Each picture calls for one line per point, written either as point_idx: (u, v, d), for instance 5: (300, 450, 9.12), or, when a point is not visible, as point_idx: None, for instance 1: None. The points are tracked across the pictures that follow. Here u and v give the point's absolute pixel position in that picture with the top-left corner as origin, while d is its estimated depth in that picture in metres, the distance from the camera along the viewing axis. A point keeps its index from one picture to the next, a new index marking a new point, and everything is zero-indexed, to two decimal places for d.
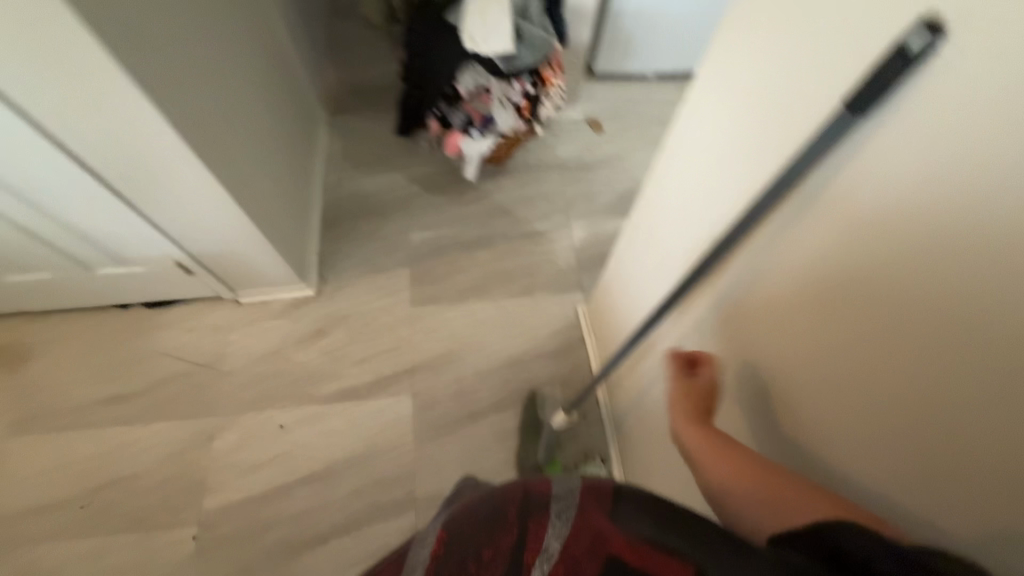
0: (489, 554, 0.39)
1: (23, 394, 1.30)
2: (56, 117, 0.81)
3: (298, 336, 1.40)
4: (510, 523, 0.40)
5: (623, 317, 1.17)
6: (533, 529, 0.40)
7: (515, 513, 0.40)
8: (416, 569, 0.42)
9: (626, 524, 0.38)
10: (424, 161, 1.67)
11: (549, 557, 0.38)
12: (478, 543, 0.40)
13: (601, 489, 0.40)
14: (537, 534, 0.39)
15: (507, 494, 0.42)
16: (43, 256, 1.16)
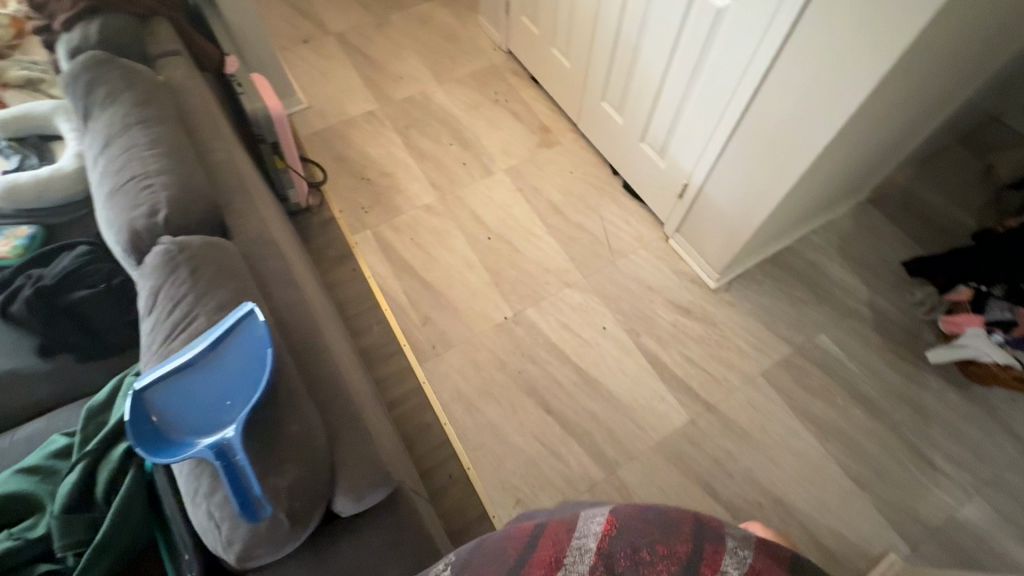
0: (668, 553, 0.44)
1: (530, 160, 1.78)
2: (804, 48, 0.97)
3: (673, 296, 1.53)
4: (688, 536, 0.45)
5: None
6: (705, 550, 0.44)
7: (692, 531, 0.46)
8: (584, 534, 0.49)
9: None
10: (899, 304, 1.52)
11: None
12: (653, 538, 0.45)
13: (776, 560, 0.45)
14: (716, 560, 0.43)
15: (682, 514, 0.48)
16: (637, 108, 1.49)
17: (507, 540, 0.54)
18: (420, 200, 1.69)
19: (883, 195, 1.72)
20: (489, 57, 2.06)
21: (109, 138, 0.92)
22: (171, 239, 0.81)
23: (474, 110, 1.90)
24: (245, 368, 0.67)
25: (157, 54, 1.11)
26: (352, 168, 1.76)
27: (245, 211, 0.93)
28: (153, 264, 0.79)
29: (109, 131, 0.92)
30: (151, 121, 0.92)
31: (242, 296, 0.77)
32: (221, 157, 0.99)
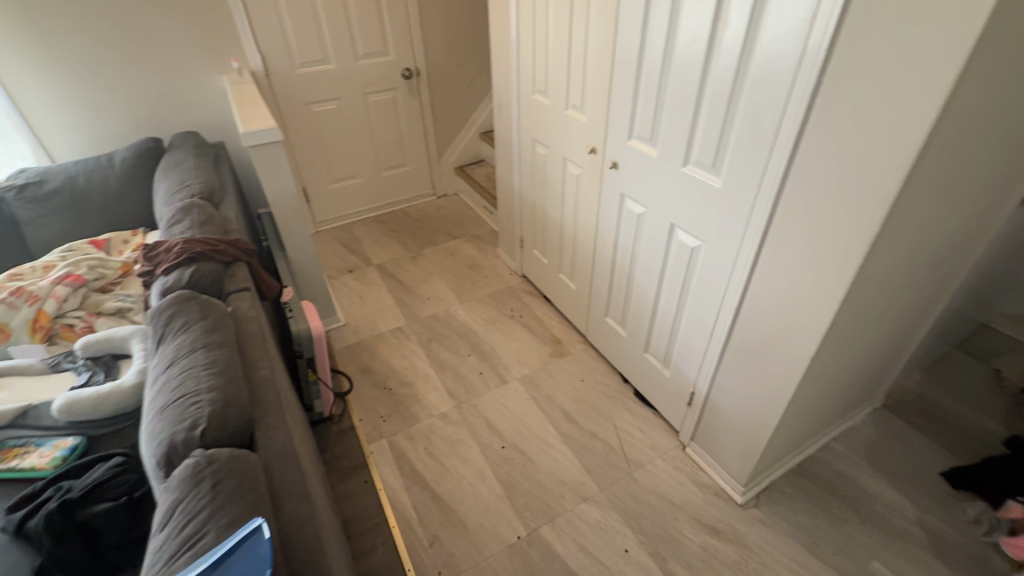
0: None
1: (543, 369, 1.90)
2: (769, 274, 1.14)
3: (698, 513, 1.43)
4: None
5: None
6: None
7: None
8: None
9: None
10: (952, 522, 1.38)
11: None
12: None
13: None
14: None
15: None
16: (638, 323, 1.65)
17: None
18: (438, 409, 1.76)
19: (897, 398, 1.73)
20: (506, 280, 2.37)
21: (174, 358, 1.07)
22: (203, 451, 0.88)
23: (492, 325, 2.11)
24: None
25: (231, 290, 1.36)
26: (378, 378, 1.89)
27: (276, 424, 1.02)
28: (179, 479, 0.83)
29: (176, 354, 1.08)
30: (213, 346, 1.08)
31: (254, 511, 0.80)
32: (262, 375, 1.12)
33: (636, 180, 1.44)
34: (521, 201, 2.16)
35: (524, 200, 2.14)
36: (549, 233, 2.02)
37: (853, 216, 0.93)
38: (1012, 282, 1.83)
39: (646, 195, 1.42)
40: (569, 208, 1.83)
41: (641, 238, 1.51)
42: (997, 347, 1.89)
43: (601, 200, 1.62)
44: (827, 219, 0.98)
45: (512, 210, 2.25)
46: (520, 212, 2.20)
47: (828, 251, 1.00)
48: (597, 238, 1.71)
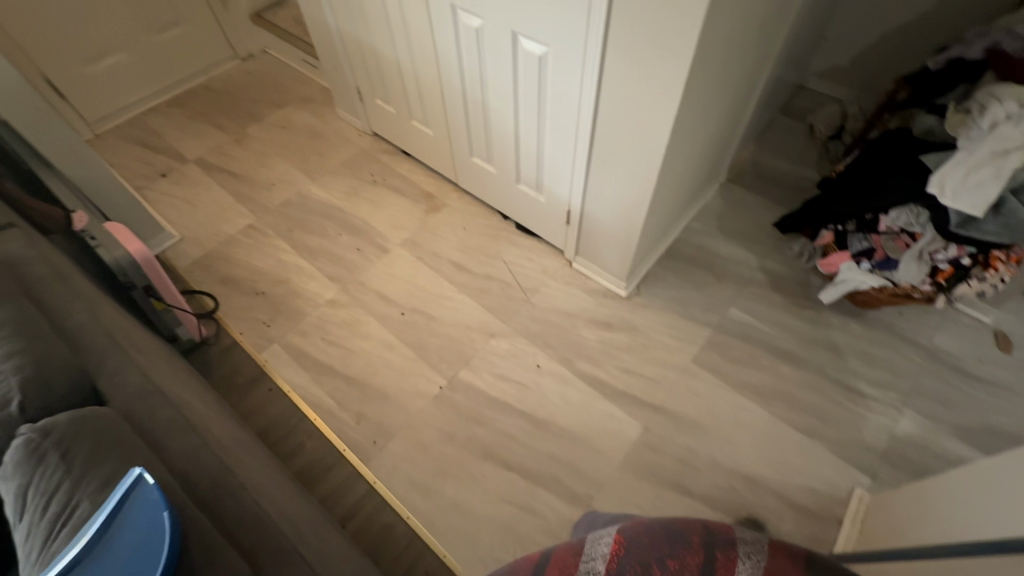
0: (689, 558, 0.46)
1: (422, 228, 1.81)
2: (616, 71, 1.08)
3: (592, 316, 1.58)
4: (698, 548, 0.47)
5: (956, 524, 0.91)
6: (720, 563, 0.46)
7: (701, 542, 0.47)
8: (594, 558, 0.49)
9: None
10: (783, 260, 1.67)
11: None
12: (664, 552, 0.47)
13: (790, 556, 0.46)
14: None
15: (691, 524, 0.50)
16: (505, 156, 1.57)
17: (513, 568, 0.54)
18: (323, 298, 1.64)
19: (738, 170, 1.93)
20: (356, 143, 2.10)
21: None
22: (32, 426, 0.72)
23: (355, 197, 1.91)
24: (133, 545, 0.59)
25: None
26: (245, 285, 1.68)
27: (121, 369, 0.86)
28: (13, 467, 0.68)
29: None
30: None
31: (128, 464, 0.70)
32: (79, 323, 0.92)
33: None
34: (342, 42, 1.81)
35: (346, 40, 1.79)
36: (387, 75, 1.75)
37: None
38: (821, 38, 1.99)
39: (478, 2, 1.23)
40: (400, 38, 1.56)
41: (485, 57, 1.35)
42: (810, 104, 2.13)
43: (432, 19, 1.39)
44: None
45: (336, 55, 1.89)
46: (346, 56, 1.85)
47: (666, 34, 0.95)
48: (440, 69, 1.51)
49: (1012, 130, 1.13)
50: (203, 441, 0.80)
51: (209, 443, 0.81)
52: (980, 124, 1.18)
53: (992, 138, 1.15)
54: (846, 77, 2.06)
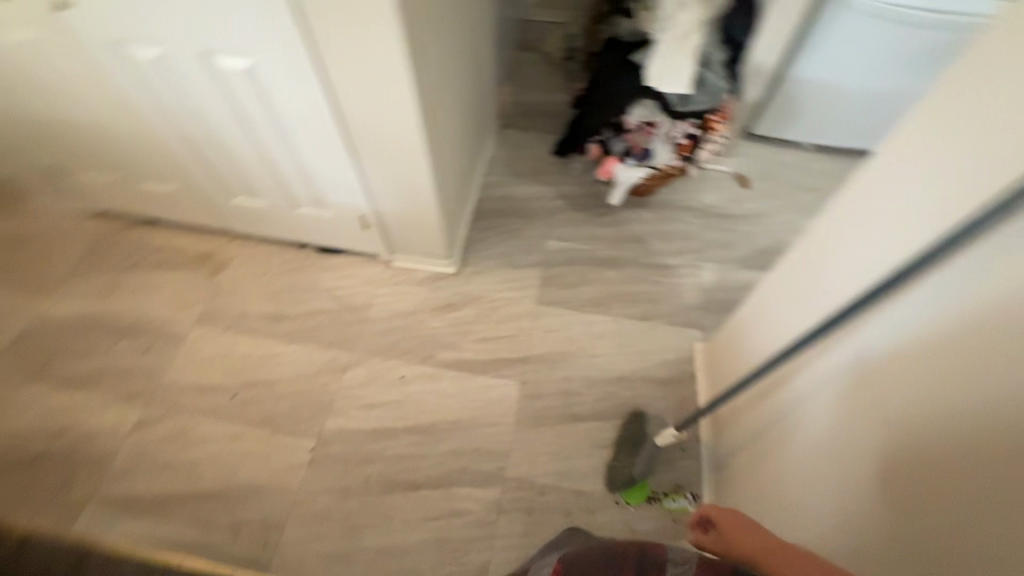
0: None
1: (214, 294, 1.57)
2: (337, 65, 1.01)
3: (433, 303, 1.55)
4: None
5: (761, 340, 1.13)
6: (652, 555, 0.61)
7: None
8: None
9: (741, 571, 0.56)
10: (573, 181, 1.82)
11: None
12: None
13: None
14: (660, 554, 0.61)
15: None
16: (269, 185, 1.41)
17: None
18: (128, 424, 1.35)
19: (505, 114, 2.00)
20: (84, 230, 1.69)
21: None
22: None
23: (112, 294, 1.56)
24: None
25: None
26: (10, 460, 1.30)
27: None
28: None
29: None
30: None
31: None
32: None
33: (115, 13, 1.01)
34: None
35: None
36: (79, 142, 1.41)
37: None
38: None
39: (145, 28, 1.03)
40: (71, 94, 1.25)
41: (190, 88, 1.15)
42: (539, 33, 2.28)
43: (99, 61, 1.13)
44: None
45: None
46: (9, 136, 1.44)
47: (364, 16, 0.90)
48: (143, 116, 1.26)
49: (686, 14, 1.38)
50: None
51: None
52: (664, 16, 1.41)
53: (676, 25, 1.39)
54: (557, 0, 2.23)
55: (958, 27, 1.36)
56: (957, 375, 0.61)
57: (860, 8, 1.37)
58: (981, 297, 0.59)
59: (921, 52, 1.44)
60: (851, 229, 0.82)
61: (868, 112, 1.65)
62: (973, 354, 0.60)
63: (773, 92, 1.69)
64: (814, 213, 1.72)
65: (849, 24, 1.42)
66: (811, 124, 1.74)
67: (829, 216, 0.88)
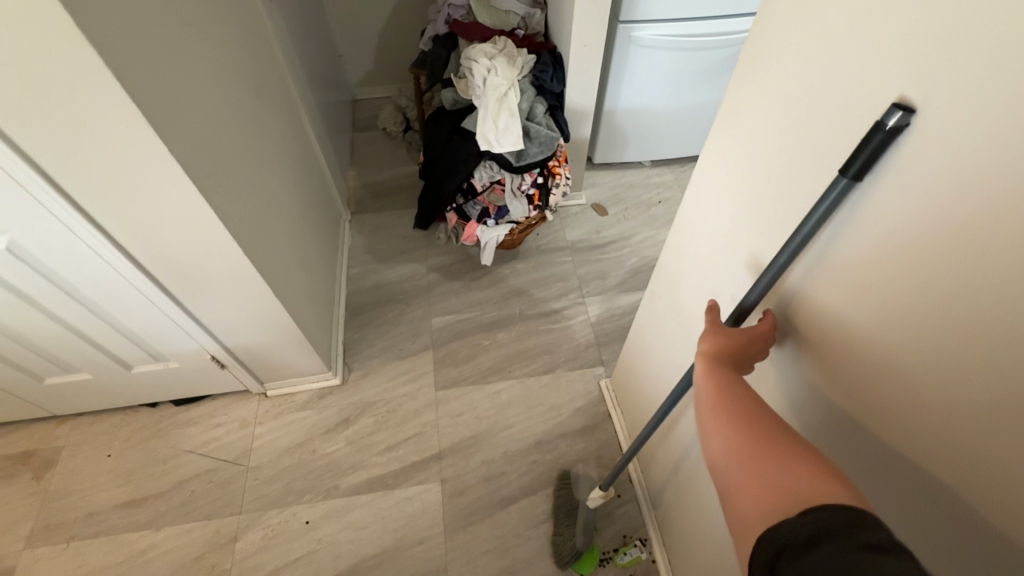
0: None
1: (46, 501, 1.27)
2: (119, 216, 0.87)
3: (324, 425, 1.40)
4: None
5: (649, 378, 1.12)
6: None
7: None
8: None
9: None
10: (442, 250, 1.78)
11: None
12: None
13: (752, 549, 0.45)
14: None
15: None
16: (82, 355, 1.18)
17: None
18: None
19: (356, 199, 1.93)
20: None
21: None
22: None
23: None
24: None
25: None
26: None
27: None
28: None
29: None
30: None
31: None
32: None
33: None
34: None
35: None
36: None
37: (109, 116, 0.72)
38: (337, 57, 2.09)
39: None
40: None
41: None
42: (372, 111, 2.26)
43: None
44: (85, 132, 0.73)
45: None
46: None
47: (128, 162, 0.78)
48: None
49: (497, 78, 1.43)
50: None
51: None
52: (477, 83, 1.45)
53: (490, 89, 1.43)
54: (381, 77, 2.24)
55: (724, 44, 1.57)
56: (818, 400, 0.62)
57: (644, 42, 1.52)
58: (814, 315, 0.60)
59: (705, 69, 1.63)
60: (692, 262, 0.84)
61: (682, 127, 1.83)
62: (830, 371, 0.59)
63: (600, 127, 1.80)
64: (668, 223, 1.85)
65: (640, 57, 1.57)
66: (642, 147, 1.88)
67: (672, 249, 0.90)
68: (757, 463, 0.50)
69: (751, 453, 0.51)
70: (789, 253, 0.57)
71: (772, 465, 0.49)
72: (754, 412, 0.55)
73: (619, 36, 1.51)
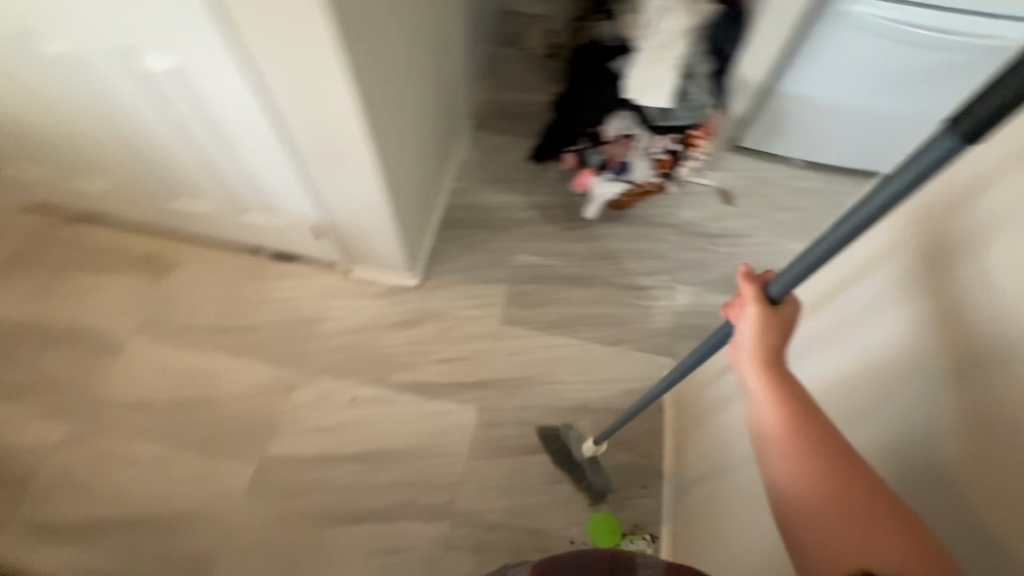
0: None
1: (155, 301, 1.47)
2: (269, 70, 0.90)
3: (390, 319, 1.46)
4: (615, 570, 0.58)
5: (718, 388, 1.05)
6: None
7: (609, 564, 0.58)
8: None
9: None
10: (548, 189, 1.72)
11: None
12: None
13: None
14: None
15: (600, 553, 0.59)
16: (211, 188, 1.30)
17: None
18: (55, 442, 1.26)
19: (481, 113, 1.89)
20: (18, 224, 1.57)
21: None
22: None
23: (45, 295, 1.46)
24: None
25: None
26: None
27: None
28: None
29: None
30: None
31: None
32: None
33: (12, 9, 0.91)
34: None
35: None
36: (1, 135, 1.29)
37: None
38: None
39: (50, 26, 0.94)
40: None
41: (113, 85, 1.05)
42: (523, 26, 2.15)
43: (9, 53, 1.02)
44: None
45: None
46: None
47: (297, 38, 0.83)
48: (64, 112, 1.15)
49: (666, 23, 1.28)
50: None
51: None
52: (644, 24, 1.32)
53: (654, 34, 1.29)
54: None
55: (961, 48, 1.23)
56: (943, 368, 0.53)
57: (854, 20, 1.25)
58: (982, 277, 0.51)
59: (922, 71, 1.32)
60: None
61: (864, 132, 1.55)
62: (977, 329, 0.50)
63: (763, 106, 1.59)
64: (796, 234, 1.65)
65: (841, 39, 1.31)
66: (802, 141, 1.65)
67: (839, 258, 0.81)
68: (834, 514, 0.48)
69: (824, 502, 0.49)
70: (834, 237, 0.52)
71: (848, 521, 0.47)
72: (817, 442, 0.52)
73: (823, 7, 1.26)
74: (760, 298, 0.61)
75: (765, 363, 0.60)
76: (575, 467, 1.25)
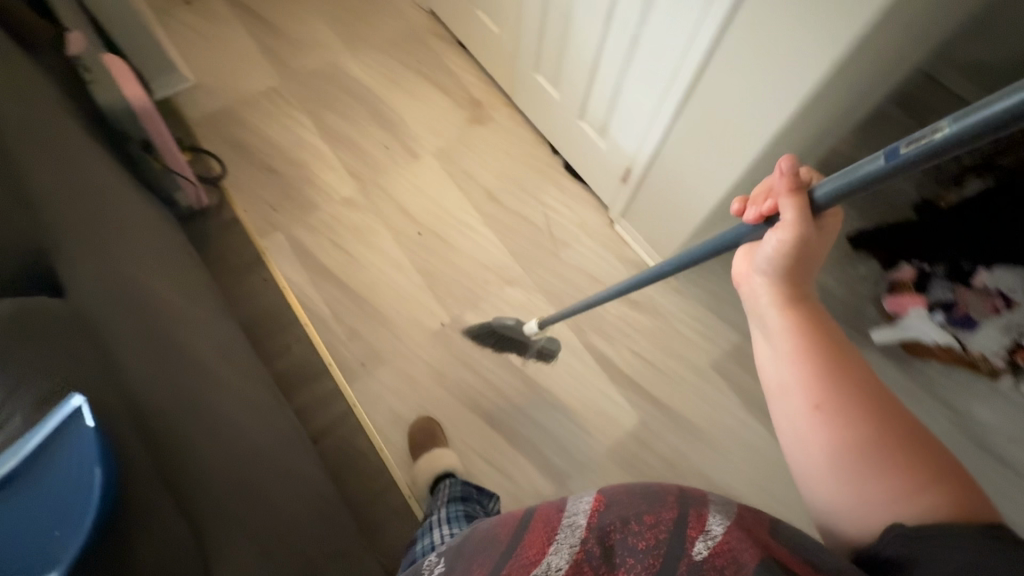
0: (649, 521, 0.47)
1: (460, 140, 1.60)
2: (751, 22, 0.83)
3: (619, 288, 1.43)
4: (672, 504, 0.48)
5: None
6: (693, 520, 0.45)
7: (677, 500, 0.48)
8: (572, 515, 0.53)
9: (782, 538, 0.45)
10: (850, 280, 1.45)
11: (711, 535, 0.44)
12: (642, 509, 0.48)
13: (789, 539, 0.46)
14: (700, 519, 0.45)
15: (668, 488, 0.50)
16: (573, 84, 1.34)
17: (499, 526, 0.59)
18: (338, 195, 1.48)
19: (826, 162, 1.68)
20: (409, 18, 1.80)
21: None
22: None
23: (394, 84, 1.68)
24: (56, 504, 0.50)
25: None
26: (260, 159, 1.51)
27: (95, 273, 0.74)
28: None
29: None
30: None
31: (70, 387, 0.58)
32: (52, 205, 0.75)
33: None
34: None
35: None
36: None
37: None
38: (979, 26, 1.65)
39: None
40: None
41: None
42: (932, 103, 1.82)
43: None
44: None
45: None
46: None
47: (775, 49, 0.83)
48: None
49: None
50: (161, 367, 0.70)
51: (174, 376, 0.71)
52: None
53: None
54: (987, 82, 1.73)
55: None
56: None
57: None
58: None
59: None
60: None
61: None
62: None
63: None
64: None
65: None
66: None
67: None
68: (849, 460, 0.51)
69: (842, 451, 0.51)
70: (891, 156, 0.50)
71: (872, 472, 0.50)
72: (833, 372, 0.55)
73: None
74: (798, 214, 0.59)
75: (778, 278, 0.63)
76: (517, 338, 1.30)
